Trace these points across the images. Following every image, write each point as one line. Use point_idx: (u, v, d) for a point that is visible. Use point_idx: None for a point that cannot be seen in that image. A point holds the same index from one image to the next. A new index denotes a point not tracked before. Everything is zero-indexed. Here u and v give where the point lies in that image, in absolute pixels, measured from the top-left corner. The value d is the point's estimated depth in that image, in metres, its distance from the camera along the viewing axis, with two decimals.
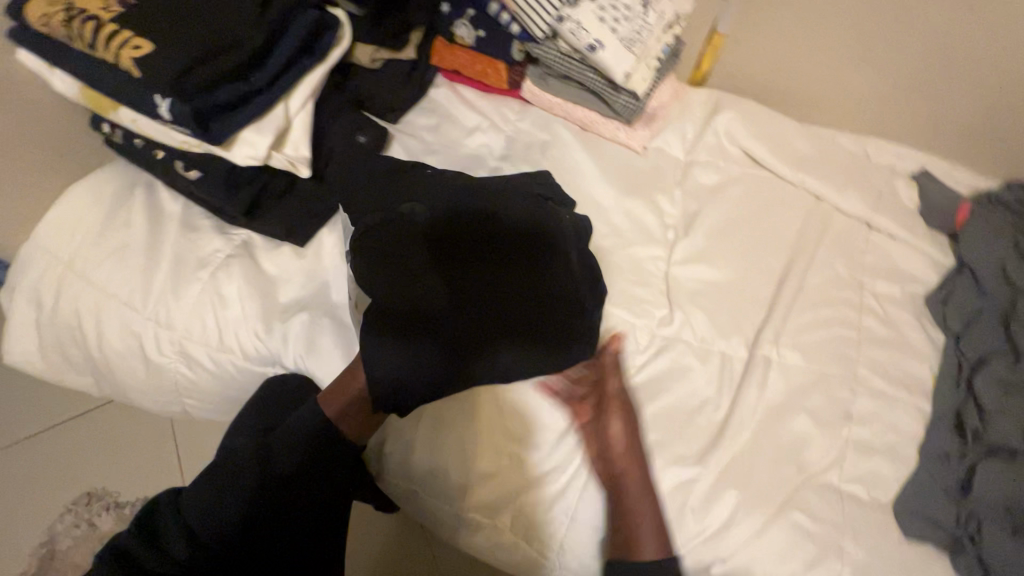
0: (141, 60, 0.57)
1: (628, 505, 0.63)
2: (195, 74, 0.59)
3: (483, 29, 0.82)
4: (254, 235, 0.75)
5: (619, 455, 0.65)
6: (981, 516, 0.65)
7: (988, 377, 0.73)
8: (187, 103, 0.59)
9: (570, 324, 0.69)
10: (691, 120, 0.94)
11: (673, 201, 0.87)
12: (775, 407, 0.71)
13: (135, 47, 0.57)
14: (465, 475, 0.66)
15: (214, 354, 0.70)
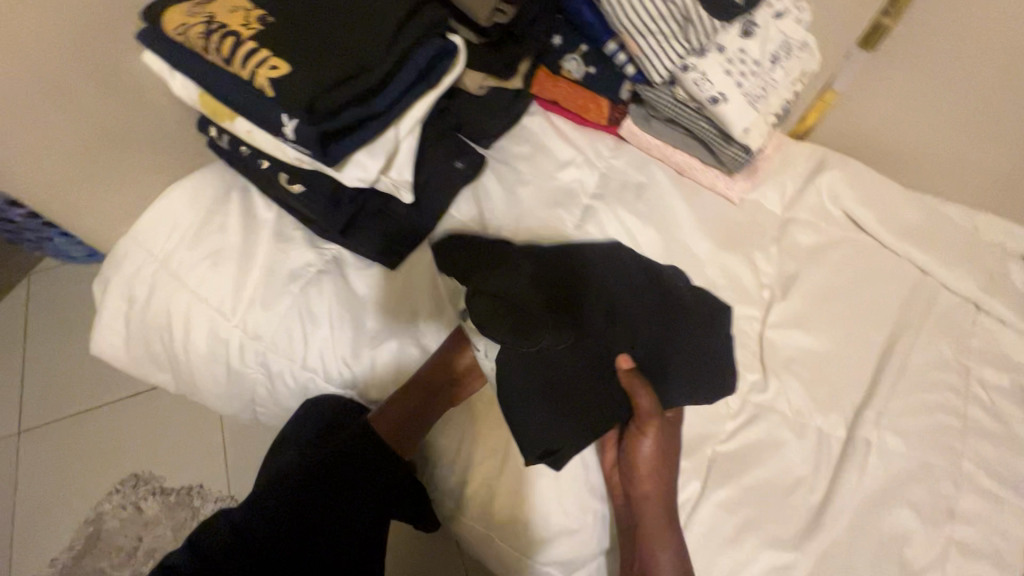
0: (277, 81, 0.56)
1: (652, 533, 0.59)
2: (327, 98, 0.57)
3: (595, 66, 0.80)
4: (344, 252, 0.76)
5: (650, 498, 0.60)
6: None
7: None
8: (315, 126, 0.57)
9: (704, 373, 0.63)
10: (793, 173, 0.84)
11: (770, 258, 0.79)
12: (875, 495, 0.62)
13: (272, 67, 0.56)
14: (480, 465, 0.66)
15: (297, 370, 0.71)
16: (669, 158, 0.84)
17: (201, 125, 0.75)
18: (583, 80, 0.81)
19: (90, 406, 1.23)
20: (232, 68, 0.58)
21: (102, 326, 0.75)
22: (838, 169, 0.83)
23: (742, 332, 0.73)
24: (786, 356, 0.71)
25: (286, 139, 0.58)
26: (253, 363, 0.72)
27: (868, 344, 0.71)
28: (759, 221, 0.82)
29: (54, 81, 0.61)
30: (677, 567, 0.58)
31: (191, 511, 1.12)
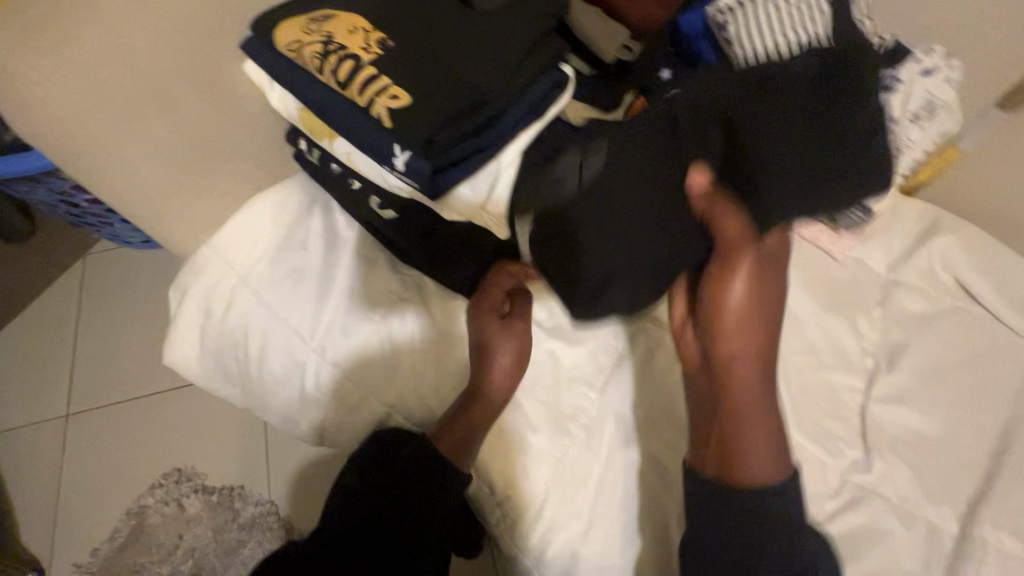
0: (397, 112, 0.55)
1: (740, 410, 0.57)
2: (444, 133, 0.56)
3: None
4: (426, 279, 0.74)
5: (738, 381, 0.57)
6: None
7: None
8: (429, 160, 0.56)
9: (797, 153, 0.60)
10: (901, 232, 0.79)
11: (874, 323, 0.74)
12: None
13: (392, 97, 0.55)
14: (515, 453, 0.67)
15: (373, 400, 0.69)
16: None
17: (290, 136, 0.72)
18: None
19: (136, 395, 1.23)
20: (346, 93, 0.57)
21: (176, 336, 0.73)
22: (953, 231, 0.77)
23: (843, 402, 0.68)
24: (891, 432, 0.67)
25: (396, 172, 0.57)
26: (330, 392, 0.70)
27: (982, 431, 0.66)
28: (862, 280, 0.77)
29: (158, 90, 0.60)
30: (761, 449, 0.57)
31: (231, 512, 1.11)
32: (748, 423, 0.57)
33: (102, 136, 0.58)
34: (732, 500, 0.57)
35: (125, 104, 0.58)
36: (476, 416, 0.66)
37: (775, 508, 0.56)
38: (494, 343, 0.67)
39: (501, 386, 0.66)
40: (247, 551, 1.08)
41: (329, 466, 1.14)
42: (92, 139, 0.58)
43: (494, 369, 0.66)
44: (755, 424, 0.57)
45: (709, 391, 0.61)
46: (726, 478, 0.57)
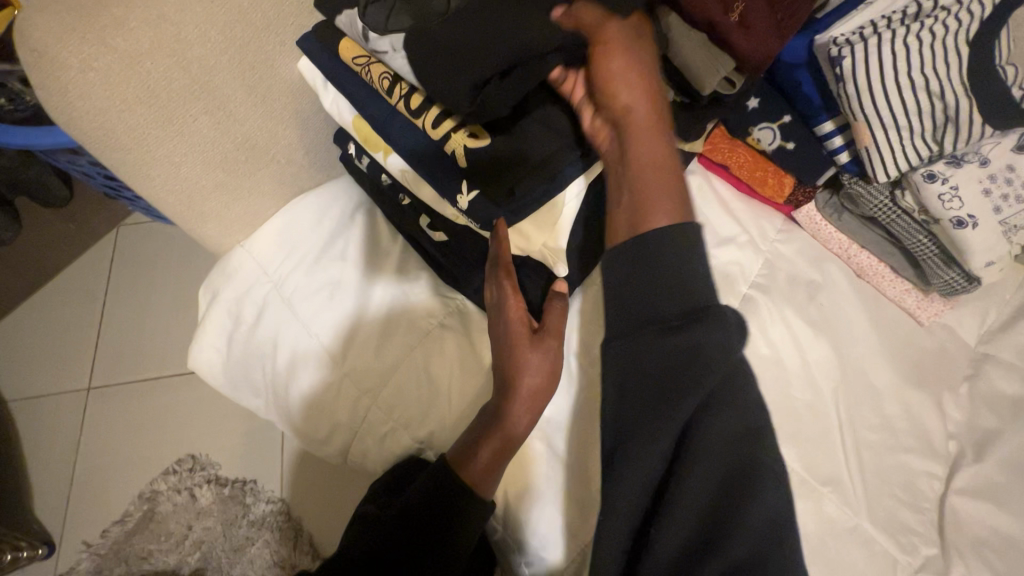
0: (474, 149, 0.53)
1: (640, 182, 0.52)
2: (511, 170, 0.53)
3: (794, 142, 0.66)
4: (469, 303, 0.68)
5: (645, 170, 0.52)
6: None
7: None
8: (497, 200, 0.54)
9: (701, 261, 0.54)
10: (995, 303, 0.72)
11: (959, 401, 0.67)
12: None
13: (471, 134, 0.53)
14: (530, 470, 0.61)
15: (403, 431, 0.65)
16: (849, 256, 0.72)
17: (340, 140, 0.68)
18: (773, 154, 0.68)
19: (157, 376, 1.21)
20: (418, 123, 0.54)
21: (203, 339, 0.70)
22: None
23: (920, 490, 0.62)
24: (974, 531, 0.60)
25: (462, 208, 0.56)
26: (360, 418, 0.65)
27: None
28: (949, 352, 0.69)
29: (209, 85, 0.55)
30: (681, 290, 0.48)
31: (242, 508, 1.08)
32: (665, 281, 0.49)
33: (143, 129, 0.54)
34: (645, 363, 0.48)
35: (171, 99, 0.54)
36: (500, 444, 0.57)
37: (687, 239, 0.50)
38: (524, 352, 0.57)
39: (534, 404, 0.57)
40: (255, 550, 1.05)
41: (344, 474, 1.10)
42: (135, 132, 0.54)
43: (522, 387, 0.56)
44: (655, 267, 0.49)
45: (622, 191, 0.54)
46: (632, 349, 0.49)
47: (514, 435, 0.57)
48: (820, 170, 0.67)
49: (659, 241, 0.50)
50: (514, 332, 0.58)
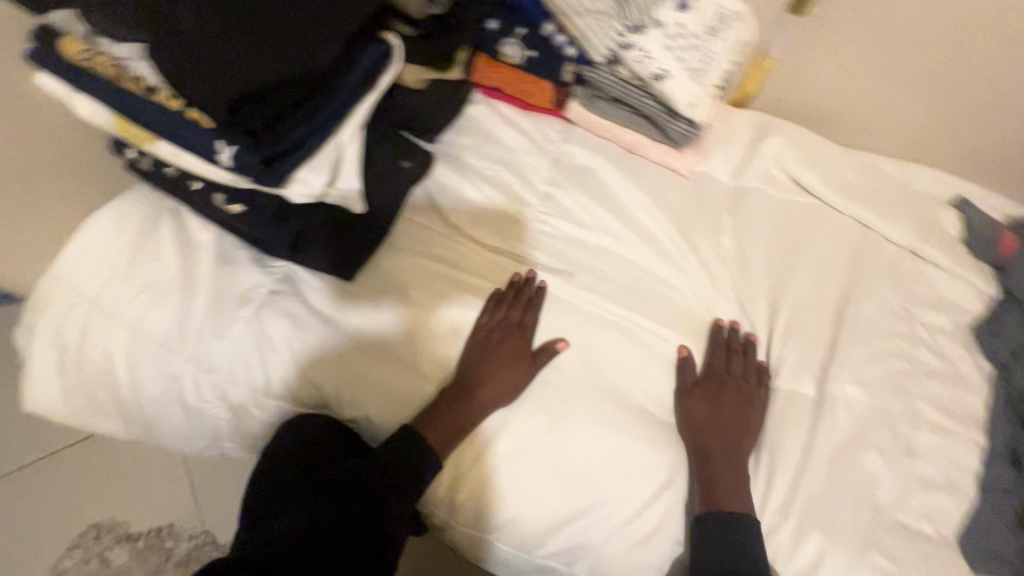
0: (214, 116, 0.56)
1: (715, 472, 0.62)
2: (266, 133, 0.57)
3: (534, 50, 0.78)
4: (295, 268, 0.73)
5: (732, 464, 0.63)
6: None
7: None
8: (257, 155, 0.57)
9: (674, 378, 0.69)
10: (737, 144, 0.86)
11: (723, 228, 0.81)
12: (845, 442, 0.66)
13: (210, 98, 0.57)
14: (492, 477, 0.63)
15: (260, 398, 0.68)
16: (616, 137, 0.84)
17: (114, 147, 0.68)
18: (524, 65, 0.79)
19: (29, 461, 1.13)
20: (156, 98, 0.57)
21: (35, 378, 0.69)
22: (779, 134, 0.85)
23: (706, 305, 0.75)
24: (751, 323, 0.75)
25: (224, 165, 0.59)
26: (217, 400, 0.68)
27: (822, 309, 0.75)
28: (711, 194, 0.83)
29: None
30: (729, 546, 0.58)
31: (163, 553, 1.07)
32: (728, 550, 0.58)
33: None
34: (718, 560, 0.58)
35: None
36: (441, 433, 0.63)
37: (740, 526, 0.59)
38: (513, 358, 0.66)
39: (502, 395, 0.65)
40: None
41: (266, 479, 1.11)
42: None
43: (485, 386, 0.64)
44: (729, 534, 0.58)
45: (736, 462, 0.63)
46: (710, 544, 0.59)
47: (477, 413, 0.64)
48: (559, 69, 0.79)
49: (721, 521, 0.59)
50: (505, 333, 0.68)
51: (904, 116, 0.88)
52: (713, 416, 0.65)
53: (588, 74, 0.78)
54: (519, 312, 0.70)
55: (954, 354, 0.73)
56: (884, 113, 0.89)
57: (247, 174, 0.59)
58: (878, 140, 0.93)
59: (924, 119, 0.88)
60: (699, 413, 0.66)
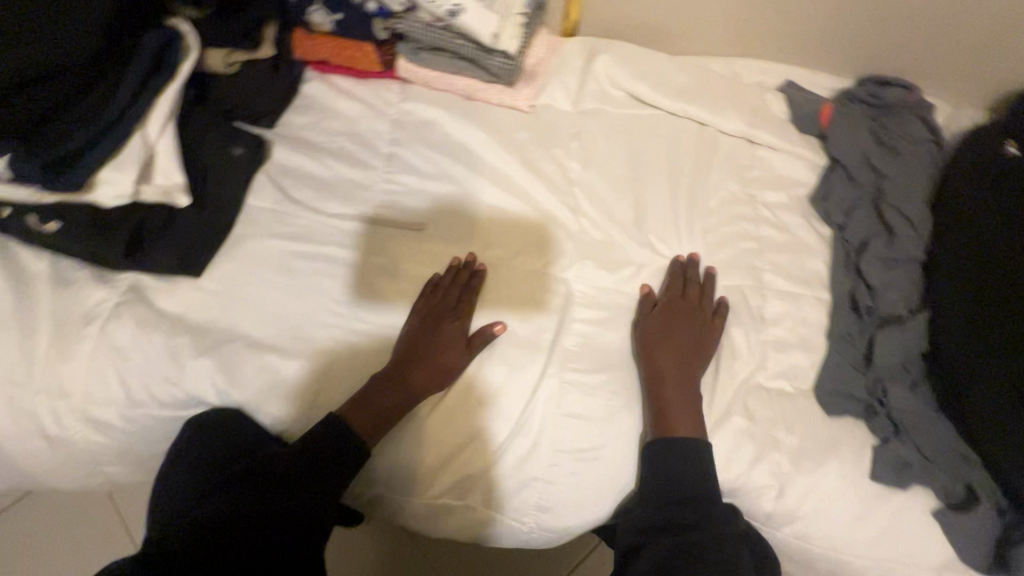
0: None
1: (665, 398, 0.63)
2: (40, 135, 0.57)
3: (340, 12, 0.79)
4: (142, 277, 0.70)
5: (691, 389, 0.64)
6: (885, 379, 0.64)
7: (874, 261, 0.71)
8: (36, 161, 0.57)
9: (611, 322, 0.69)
10: (571, 70, 0.87)
11: (571, 152, 0.82)
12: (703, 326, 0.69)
13: None
14: (438, 450, 0.64)
15: (125, 411, 0.66)
16: (451, 86, 0.85)
17: None
18: (336, 30, 0.80)
19: None
20: None
21: None
22: (608, 53, 0.87)
23: (565, 227, 0.75)
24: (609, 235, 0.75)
25: (9, 176, 0.59)
26: (81, 421, 0.66)
27: (673, 207, 0.77)
28: (555, 123, 0.85)
29: None
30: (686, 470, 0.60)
31: None
32: (676, 476, 0.59)
33: None
34: (670, 485, 0.60)
35: None
36: (370, 418, 0.63)
37: (688, 452, 0.60)
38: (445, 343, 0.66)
39: (436, 381, 0.64)
40: None
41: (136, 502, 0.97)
42: None
43: (419, 366, 0.64)
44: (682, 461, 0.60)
45: (687, 381, 0.64)
46: (660, 473, 0.60)
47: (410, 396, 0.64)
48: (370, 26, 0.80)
49: (675, 450, 0.60)
50: (439, 316, 0.67)
51: (730, 13, 0.87)
52: (675, 346, 0.65)
53: (397, 26, 0.79)
54: (453, 296, 0.69)
55: (795, 224, 0.77)
56: (712, 15, 0.88)
57: (37, 183, 0.60)
58: (714, 44, 0.93)
59: (751, 13, 0.87)
60: (659, 341, 0.66)
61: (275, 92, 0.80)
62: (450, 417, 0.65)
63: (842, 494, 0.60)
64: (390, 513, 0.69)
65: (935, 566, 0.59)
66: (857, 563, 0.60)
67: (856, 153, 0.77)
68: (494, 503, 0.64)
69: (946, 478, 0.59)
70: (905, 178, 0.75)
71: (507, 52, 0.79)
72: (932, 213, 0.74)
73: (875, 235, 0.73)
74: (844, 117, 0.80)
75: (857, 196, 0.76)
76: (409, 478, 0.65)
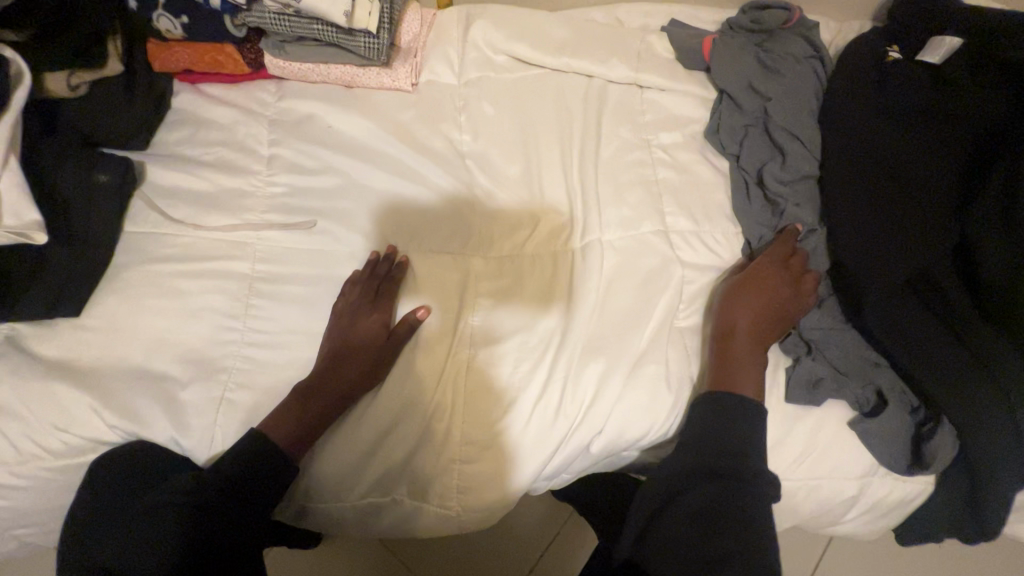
0: None
1: (735, 359, 0.60)
2: None
3: (186, 15, 0.74)
4: (17, 326, 0.66)
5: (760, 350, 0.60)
6: None
7: (767, 184, 0.70)
8: None
9: (516, 288, 0.67)
10: (449, 42, 0.84)
11: (461, 125, 0.80)
12: (612, 277, 0.67)
13: None
14: (368, 448, 0.62)
15: (17, 469, 0.61)
16: (327, 76, 0.81)
17: None
18: (188, 34, 0.76)
19: None
20: None
21: None
22: (484, 18, 0.85)
23: (463, 202, 0.73)
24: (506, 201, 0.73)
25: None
26: None
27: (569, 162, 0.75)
28: (441, 98, 0.82)
29: None
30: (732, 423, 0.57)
31: None
32: (731, 438, 0.56)
33: None
34: (721, 442, 0.56)
35: None
36: (292, 424, 0.59)
37: (738, 410, 0.57)
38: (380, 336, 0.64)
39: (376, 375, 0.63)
40: None
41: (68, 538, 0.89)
42: None
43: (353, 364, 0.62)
44: (736, 420, 0.56)
45: (757, 342, 0.61)
46: (711, 436, 0.57)
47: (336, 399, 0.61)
48: (223, 25, 0.76)
49: (729, 406, 0.57)
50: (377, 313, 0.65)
51: None
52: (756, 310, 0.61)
53: (249, 21, 0.75)
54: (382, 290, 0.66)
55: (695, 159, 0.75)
56: None
57: None
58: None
59: None
60: (741, 304, 0.62)
61: (136, 109, 0.75)
62: (375, 411, 0.62)
63: (762, 422, 0.59)
64: (315, 520, 0.66)
65: (856, 476, 0.60)
66: (786, 488, 0.60)
67: (740, 80, 0.76)
68: (433, 493, 0.62)
69: (857, 384, 0.59)
70: (790, 97, 0.74)
71: (370, 30, 0.75)
72: (820, 129, 0.73)
73: (768, 159, 0.72)
74: (724, 46, 0.78)
75: (746, 122, 0.75)
76: (337, 484, 0.63)
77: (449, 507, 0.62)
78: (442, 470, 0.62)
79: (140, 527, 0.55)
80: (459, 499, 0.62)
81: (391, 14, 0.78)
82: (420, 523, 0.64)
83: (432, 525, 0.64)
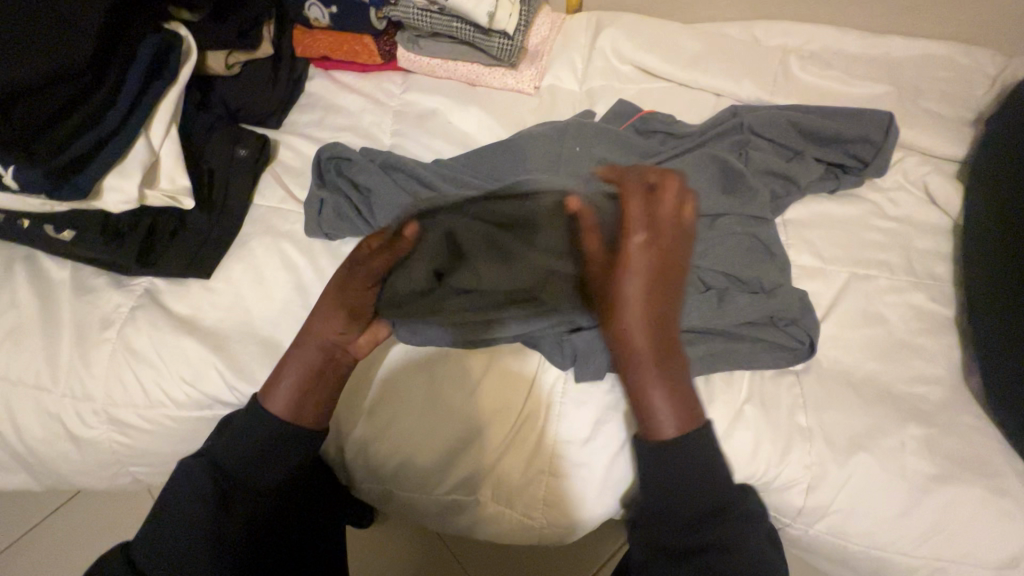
0: None
1: (640, 387, 0.53)
2: (49, 138, 0.58)
3: (335, 5, 0.79)
4: (155, 281, 0.70)
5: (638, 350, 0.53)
6: (773, 327, 0.60)
7: (732, 220, 0.64)
8: (39, 165, 0.57)
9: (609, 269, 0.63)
10: (576, 48, 0.84)
11: None
12: (717, 289, 0.61)
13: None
14: (452, 448, 0.61)
15: (144, 412, 0.66)
16: (453, 73, 0.83)
17: None
18: (333, 22, 0.81)
19: None
20: None
21: None
22: (613, 26, 0.84)
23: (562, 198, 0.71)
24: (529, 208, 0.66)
25: (17, 189, 0.59)
26: (104, 423, 0.67)
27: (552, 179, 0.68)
28: (561, 102, 0.82)
29: None
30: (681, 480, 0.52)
31: None
32: (682, 497, 0.52)
33: None
34: (686, 504, 0.52)
35: None
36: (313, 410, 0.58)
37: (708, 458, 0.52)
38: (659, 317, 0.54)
39: (645, 372, 0.53)
40: None
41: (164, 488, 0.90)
42: None
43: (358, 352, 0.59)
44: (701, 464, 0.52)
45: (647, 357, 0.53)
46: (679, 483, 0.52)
47: (310, 401, 0.58)
48: (365, 16, 0.79)
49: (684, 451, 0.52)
50: (647, 309, 0.53)
51: None
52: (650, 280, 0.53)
53: (392, 14, 0.78)
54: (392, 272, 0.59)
55: (825, 194, 0.70)
56: None
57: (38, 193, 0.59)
58: (730, 12, 0.87)
59: None
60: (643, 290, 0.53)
61: (279, 89, 0.80)
62: (464, 413, 0.61)
63: (878, 489, 0.54)
64: (384, 504, 0.68)
65: (993, 567, 0.53)
66: (901, 561, 0.55)
67: (750, 136, 0.70)
68: (517, 500, 0.61)
69: (988, 447, 0.56)
70: (792, 175, 0.68)
71: (505, 30, 0.76)
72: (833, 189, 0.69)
73: (739, 206, 0.65)
74: (759, 113, 0.72)
75: (758, 170, 0.68)
76: (408, 474, 0.62)
77: (538, 517, 0.61)
78: (530, 480, 0.60)
79: (187, 503, 0.54)
80: (548, 505, 0.61)
81: (528, 15, 0.79)
82: (501, 527, 0.63)
83: (512, 531, 0.63)
